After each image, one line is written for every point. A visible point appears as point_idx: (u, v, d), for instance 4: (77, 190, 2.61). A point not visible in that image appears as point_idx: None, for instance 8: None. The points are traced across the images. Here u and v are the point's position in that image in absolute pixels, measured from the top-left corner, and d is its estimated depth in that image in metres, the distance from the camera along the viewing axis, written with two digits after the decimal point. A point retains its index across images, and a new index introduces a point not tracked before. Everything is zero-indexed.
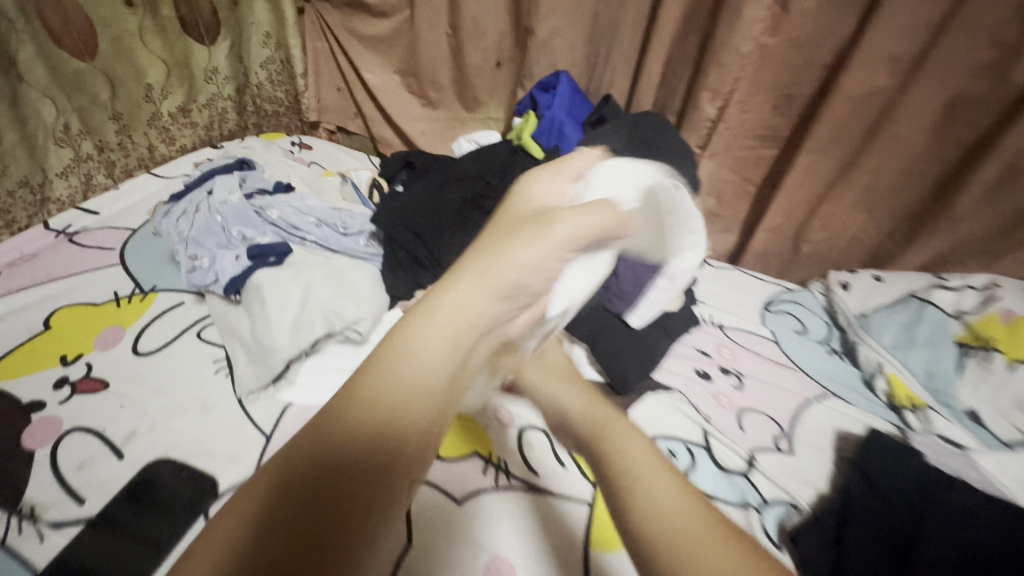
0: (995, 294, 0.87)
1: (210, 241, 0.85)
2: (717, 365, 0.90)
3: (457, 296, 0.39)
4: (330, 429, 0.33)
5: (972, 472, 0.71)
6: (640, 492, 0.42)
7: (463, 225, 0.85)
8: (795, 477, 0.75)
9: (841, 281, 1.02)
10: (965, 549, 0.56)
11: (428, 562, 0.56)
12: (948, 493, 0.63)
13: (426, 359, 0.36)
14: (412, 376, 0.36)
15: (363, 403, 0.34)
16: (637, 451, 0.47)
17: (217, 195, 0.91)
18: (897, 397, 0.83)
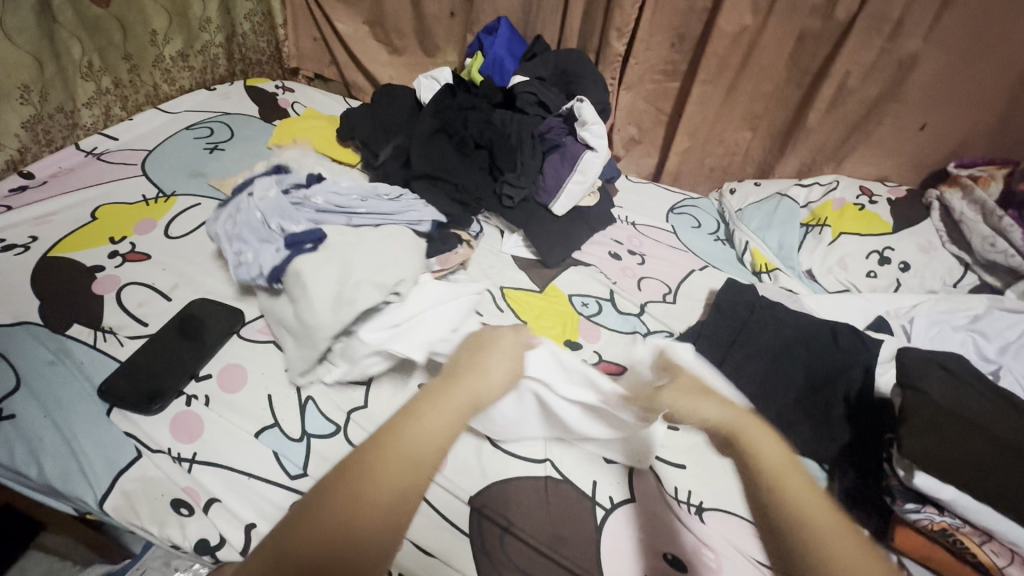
0: (834, 188, 1.15)
1: (251, 233, 0.82)
2: (627, 249, 1.15)
3: (433, 413, 0.52)
4: (349, 505, 0.45)
5: (796, 303, 0.98)
6: (792, 489, 0.52)
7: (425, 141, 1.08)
8: (675, 318, 1.01)
9: (730, 188, 1.28)
10: (772, 334, 0.86)
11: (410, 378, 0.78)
12: (765, 308, 0.91)
13: (412, 448, 0.49)
14: (404, 470, 0.48)
15: (371, 498, 0.46)
16: (771, 449, 0.56)
17: (256, 194, 0.85)
18: (757, 264, 1.09)
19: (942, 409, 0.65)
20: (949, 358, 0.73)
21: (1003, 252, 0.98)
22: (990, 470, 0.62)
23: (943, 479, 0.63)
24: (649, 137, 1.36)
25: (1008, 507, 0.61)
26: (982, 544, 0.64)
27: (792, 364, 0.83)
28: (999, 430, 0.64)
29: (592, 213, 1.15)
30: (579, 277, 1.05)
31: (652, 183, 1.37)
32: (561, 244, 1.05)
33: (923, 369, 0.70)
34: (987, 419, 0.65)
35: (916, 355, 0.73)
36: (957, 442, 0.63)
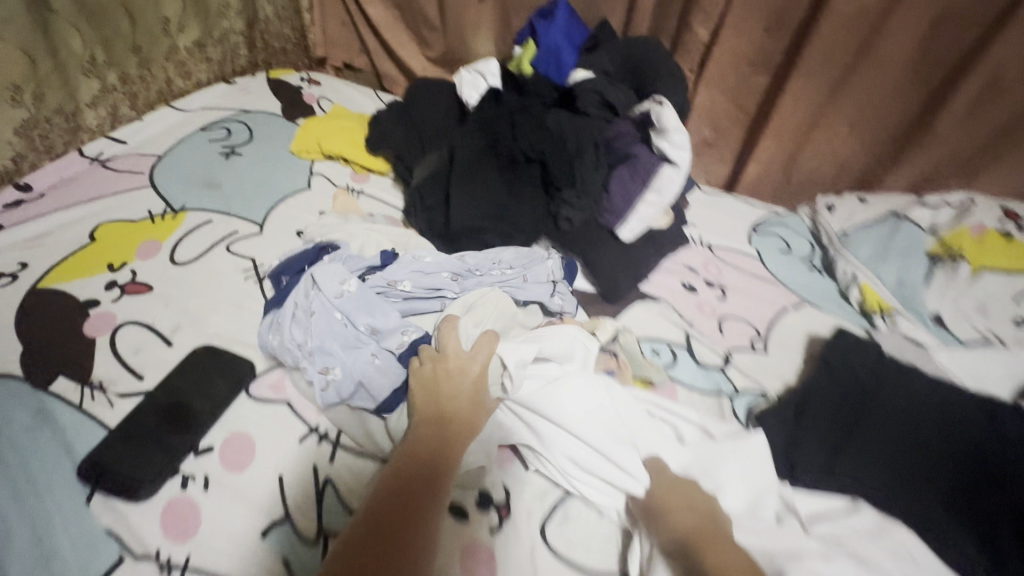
0: (968, 210, 0.93)
1: (338, 345, 0.70)
2: (703, 279, 0.96)
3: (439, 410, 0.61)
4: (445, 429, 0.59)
5: (925, 362, 0.78)
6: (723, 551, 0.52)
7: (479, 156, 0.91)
8: (767, 372, 0.83)
9: (827, 203, 1.06)
10: (899, 416, 0.69)
11: None
12: (891, 375, 0.73)
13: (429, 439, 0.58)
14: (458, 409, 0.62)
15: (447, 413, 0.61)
16: (688, 510, 0.57)
17: (329, 289, 0.73)
18: (868, 303, 0.89)
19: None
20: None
21: None
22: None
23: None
24: (726, 141, 1.15)
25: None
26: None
27: (938, 457, 0.65)
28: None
29: (662, 235, 0.96)
30: (649, 317, 0.88)
31: (727, 193, 1.17)
32: (627, 277, 0.89)
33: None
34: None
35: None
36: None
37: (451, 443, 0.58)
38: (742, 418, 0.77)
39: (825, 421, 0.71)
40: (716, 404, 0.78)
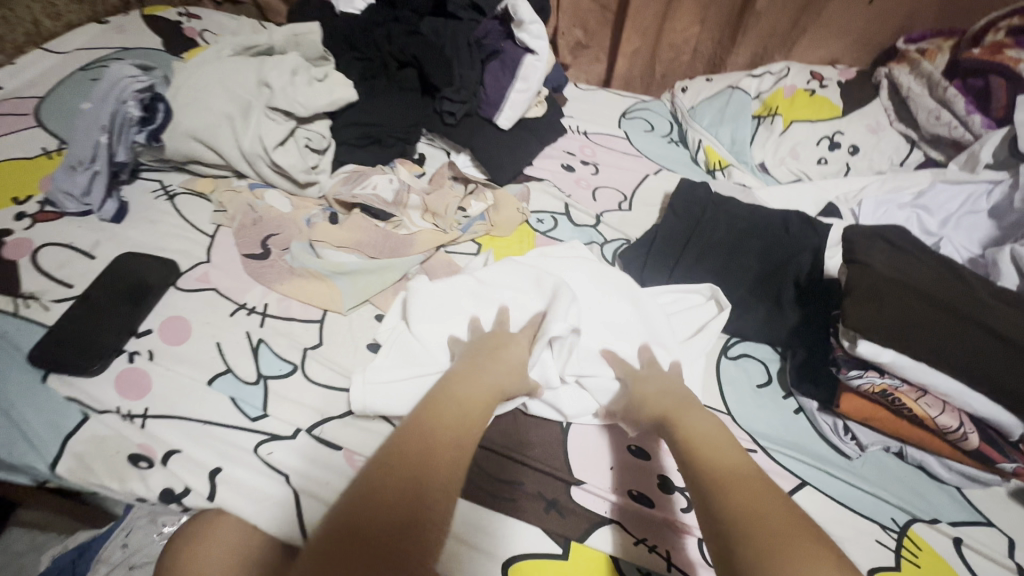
0: (784, 74, 1.12)
1: (116, 117, 0.82)
2: (579, 160, 1.12)
3: (470, 387, 0.57)
4: (431, 419, 0.51)
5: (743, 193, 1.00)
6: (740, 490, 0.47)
7: (375, 77, 0.99)
8: (631, 224, 0.99)
9: (681, 86, 1.23)
10: (718, 228, 0.89)
11: (337, 341, 0.75)
12: (714, 206, 0.92)
13: (437, 432, 0.50)
14: (453, 414, 0.52)
15: (445, 413, 0.52)
16: (704, 426, 0.56)
17: (82, 146, 0.81)
18: (711, 162, 1.08)
19: (884, 275, 0.67)
20: (890, 231, 0.74)
21: (947, 124, 0.97)
22: (925, 324, 0.64)
23: (882, 344, 0.64)
24: (596, 40, 1.28)
25: (949, 360, 0.63)
26: (916, 397, 0.65)
27: (738, 265, 0.84)
28: (934, 291, 0.66)
29: (540, 125, 1.11)
30: (533, 196, 1.03)
31: (602, 89, 1.32)
32: (510, 161, 1.02)
33: (865, 243, 0.72)
34: (925, 284, 0.67)
35: (859, 231, 0.74)
36: (891, 303, 0.65)
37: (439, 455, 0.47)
38: (610, 258, 0.94)
39: (666, 247, 0.89)
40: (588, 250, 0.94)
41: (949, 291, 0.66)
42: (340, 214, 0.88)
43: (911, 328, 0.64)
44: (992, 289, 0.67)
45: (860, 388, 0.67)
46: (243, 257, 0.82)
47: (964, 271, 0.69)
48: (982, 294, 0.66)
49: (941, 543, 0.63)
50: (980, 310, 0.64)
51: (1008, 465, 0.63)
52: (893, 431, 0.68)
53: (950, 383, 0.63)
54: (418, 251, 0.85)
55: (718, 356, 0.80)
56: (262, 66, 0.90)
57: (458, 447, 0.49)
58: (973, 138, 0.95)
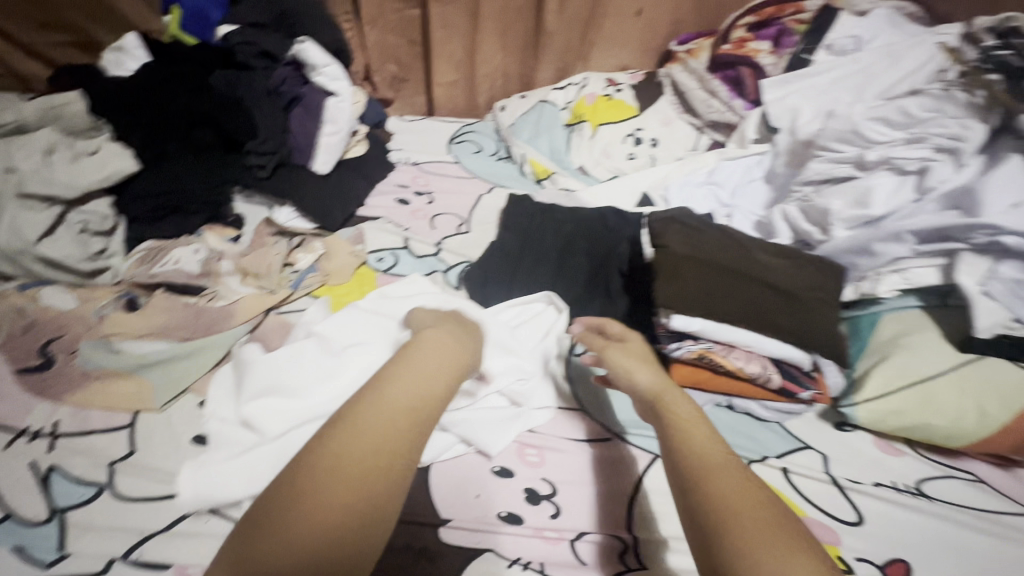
0: (584, 83, 1.22)
1: None
2: (413, 191, 1.12)
3: (393, 387, 0.50)
4: (350, 438, 0.45)
5: (566, 198, 1.07)
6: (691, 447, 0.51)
7: (167, 135, 0.90)
8: (471, 246, 1.01)
9: (500, 105, 1.29)
10: (546, 234, 0.94)
11: (152, 444, 0.65)
12: (540, 212, 0.97)
13: (356, 451, 0.45)
14: (376, 426, 0.46)
15: (367, 421, 0.47)
16: (685, 411, 0.57)
17: None
18: (537, 173, 1.14)
19: (677, 255, 0.77)
20: (678, 215, 0.84)
21: (719, 110, 1.12)
22: (717, 291, 0.74)
23: (688, 314, 0.72)
24: (412, 72, 1.30)
25: (741, 316, 0.72)
26: (726, 353, 0.72)
27: (567, 265, 0.90)
28: (719, 260, 0.77)
29: (364, 164, 1.09)
30: (369, 235, 1.00)
31: (427, 118, 1.34)
32: (338, 205, 1.00)
33: (663, 226, 0.82)
34: (711, 256, 0.77)
35: (657, 218, 0.84)
36: (688, 278, 0.74)
37: (375, 491, 0.44)
38: (456, 283, 0.94)
39: (504, 261, 0.92)
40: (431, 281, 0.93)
41: (729, 258, 0.77)
42: (141, 297, 0.79)
43: (707, 298, 0.73)
44: (761, 250, 0.80)
45: (681, 357, 0.73)
46: (16, 371, 0.69)
47: (739, 238, 0.81)
48: (753, 257, 0.78)
49: (773, 475, 0.71)
50: (754, 270, 0.76)
51: (805, 394, 0.73)
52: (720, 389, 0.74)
53: (749, 335, 0.72)
54: (241, 320, 0.78)
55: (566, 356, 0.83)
56: (8, 148, 0.79)
57: (384, 468, 0.45)
58: (739, 119, 1.11)
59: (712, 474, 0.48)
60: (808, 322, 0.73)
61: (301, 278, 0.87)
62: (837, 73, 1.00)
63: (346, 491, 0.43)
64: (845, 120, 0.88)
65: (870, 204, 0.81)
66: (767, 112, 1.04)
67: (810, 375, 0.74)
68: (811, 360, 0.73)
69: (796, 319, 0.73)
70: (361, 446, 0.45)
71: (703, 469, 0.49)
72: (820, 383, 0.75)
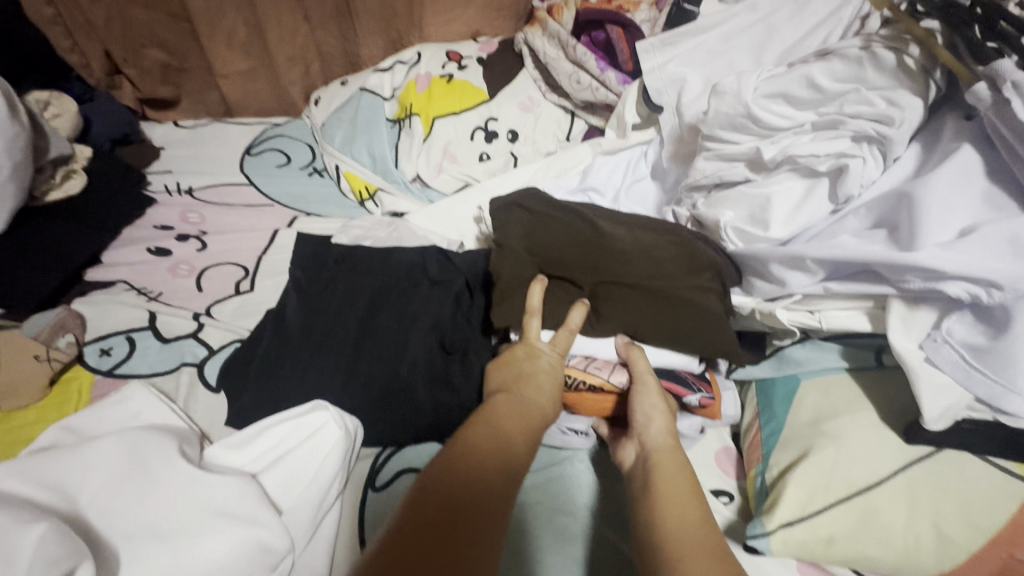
0: (415, 61, 0.91)
1: None
2: (178, 234, 0.80)
3: (551, 368, 0.53)
4: (499, 411, 0.46)
5: (389, 229, 0.78)
6: (664, 489, 0.45)
7: None
8: (249, 313, 0.71)
9: (315, 97, 0.97)
10: (337, 296, 0.66)
11: None
12: (339, 261, 0.69)
13: (509, 421, 0.45)
14: (523, 402, 0.48)
15: (515, 400, 0.48)
16: (669, 464, 0.48)
17: None
18: (356, 191, 0.85)
19: (516, 253, 0.60)
20: (529, 195, 0.64)
21: (588, 87, 0.85)
22: (567, 299, 0.58)
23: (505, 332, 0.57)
24: (188, 60, 0.95)
25: (597, 329, 0.57)
26: (586, 366, 0.57)
27: (363, 343, 0.62)
28: (570, 257, 0.59)
29: (90, 204, 0.75)
30: (94, 313, 0.69)
31: (222, 121, 1.00)
32: (32, 278, 0.67)
33: (501, 217, 0.63)
34: (560, 250, 0.59)
35: (494, 205, 0.65)
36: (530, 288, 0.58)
37: (511, 460, 0.42)
38: (214, 380, 0.64)
39: (273, 352, 0.62)
40: (174, 381, 0.63)
41: (582, 250, 0.59)
42: None
43: (560, 310, 0.58)
44: (628, 227, 0.61)
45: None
46: None
47: (598, 220, 0.61)
48: (617, 245, 0.58)
49: None
50: (613, 260, 0.58)
51: (693, 398, 0.56)
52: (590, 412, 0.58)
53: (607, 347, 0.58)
54: None
55: (361, 490, 0.56)
56: None
57: (522, 451, 0.43)
58: (615, 98, 0.84)
59: (693, 552, 0.38)
60: (680, 326, 0.56)
61: None
62: (732, 28, 0.74)
63: (504, 434, 0.44)
64: (732, 99, 0.61)
65: (768, 221, 0.58)
66: (645, 86, 0.78)
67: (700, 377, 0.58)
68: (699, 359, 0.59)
69: (657, 322, 0.56)
70: (506, 414, 0.46)
71: (674, 534, 0.40)
72: (714, 389, 0.58)
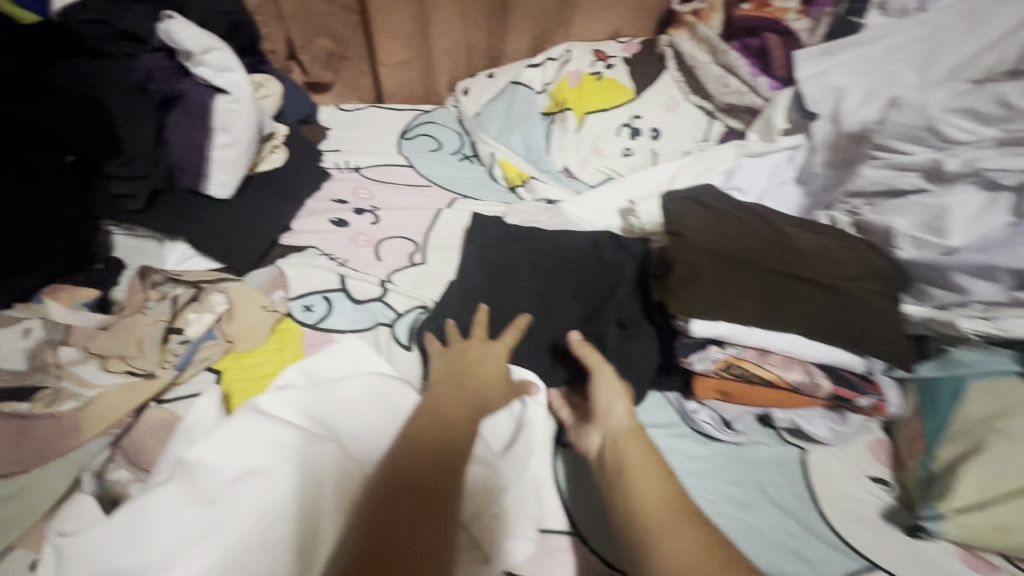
0: (567, 59, 0.97)
1: None
2: (353, 208, 0.88)
3: (493, 363, 0.60)
4: (462, 386, 0.56)
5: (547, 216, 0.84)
6: (630, 474, 0.48)
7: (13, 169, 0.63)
8: (426, 284, 0.79)
9: (462, 87, 1.04)
10: (519, 271, 0.73)
11: None
12: (517, 244, 0.77)
13: (450, 403, 0.53)
14: (461, 391, 0.55)
15: (478, 373, 0.58)
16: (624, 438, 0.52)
17: None
18: (510, 177, 0.91)
19: (699, 243, 0.63)
20: (705, 193, 0.71)
21: (737, 91, 0.89)
22: (753, 288, 0.60)
23: (702, 317, 0.59)
24: (352, 50, 1.03)
25: (784, 322, 0.59)
26: (760, 361, 0.61)
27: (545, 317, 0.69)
28: (753, 251, 0.63)
29: (287, 177, 0.85)
30: (294, 274, 0.77)
31: (372, 106, 1.08)
32: (248, 239, 0.76)
33: (680, 211, 0.68)
34: (744, 244, 0.63)
35: (672, 198, 0.70)
36: (713, 275, 0.61)
37: (449, 446, 0.48)
38: (406, 338, 0.72)
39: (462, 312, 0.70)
40: (372, 338, 0.72)
41: (766, 247, 0.63)
42: None
43: (743, 297, 0.59)
44: (810, 233, 0.65)
45: (705, 370, 0.62)
46: None
47: (776, 221, 0.66)
48: (797, 244, 0.63)
49: None
50: (795, 257, 0.62)
51: (865, 401, 0.61)
52: (758, 403, 0.63)
53: (790, 338, 0.60)
54: (98, 432, 0.56)
55: (552, 445, 0.62)
56: None
57: (458, 432, 0.50)
58: (763, 102, 0.88)
59: (643, 477, 0.47)
60: (860, 321, 0.59)
61: (195, 345, 0.65)
62: (898, 39, 0.77)
63: (454, 413, 0.52)
64: (918, 113, 0.67)
65: (947, 230, 0.60)
66: (801, 92, 0.81)
67: (865, 379, 0.62)
68: (864, 361, 0.61)
69: (840, 316, 0.59)
70: (453, 398, 0.54)
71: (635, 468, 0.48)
72: (879, 389, 0.62)
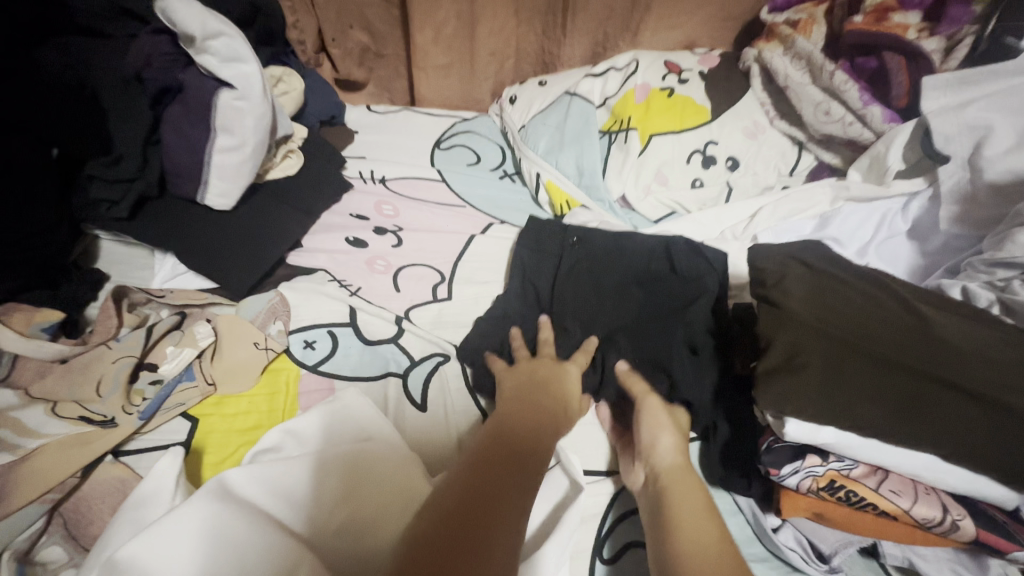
0: (632, 70, 0.84)
1: None
2: (374, 226, 0.76)
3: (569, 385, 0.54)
4: (533, 397, 0.50)
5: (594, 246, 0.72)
6: (680, 517, 0.43)
7: None
8: (449, 324, 0.67)
9: (510, 94, 0.92)
10: (567, 321, 0.62)
11: None
12: (576, 250, 0.67)
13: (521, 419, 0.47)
14: (527, 405, 0.49)
15: (548, 390, 0.52)
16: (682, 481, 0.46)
17: None
18: (555, 206, 0.79)
19: (807, 318, 0.49)
20: (807, 252, 0.57)
21: (840, 120, 0.73)
22: (883, 386, 0.46)
23: (810, 421, 0.45)
24: (388, 46, 0.91)
25: (919, 438, 0.44)
26: (877, 487, 0.46)
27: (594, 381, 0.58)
28: (878, 335, 0.48)
29: (302, 186, 0.74)
30: (297, 300, 0.65)
31: (407, 109, 0.97)
32: (248, 257, 0.66)
33: (776, 270, 0.54)
34: (867, 325, 0.49)
35: (764, 253, 0.56)
36: (825, 364, 0.47)
37: (520, 448, 0.43)
38: (418, 395, 0.60)
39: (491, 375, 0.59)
40: (378, 390, 0.59)
41: (897, 332, 0.48)
42: None
43: (865, 396, 0.45)
44: (952, 317, 0.50)
45: (798, 486, 0.47)
46: None
47: (904, 294, 0.52)
48: (940, 330, 0.48)
49: None
50: (939, 349, 0.47)
51: (1021, 555, 0.45)
52: (868, 535, 0.48)
53: (919, 458, 0.45)
54: (29, 499, 0.45)
55: (587, 560, 0.49)
56: None
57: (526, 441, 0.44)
58: (873, 136, 0.72)
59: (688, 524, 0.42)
60: None
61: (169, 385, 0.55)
62: None
63: (523, 425, 0.46)
64: None
65: None
66: (928, 128, 0.66)
67: None
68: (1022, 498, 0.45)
69: (1015, 441, 0.43)
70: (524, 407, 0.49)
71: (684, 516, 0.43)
72: None
